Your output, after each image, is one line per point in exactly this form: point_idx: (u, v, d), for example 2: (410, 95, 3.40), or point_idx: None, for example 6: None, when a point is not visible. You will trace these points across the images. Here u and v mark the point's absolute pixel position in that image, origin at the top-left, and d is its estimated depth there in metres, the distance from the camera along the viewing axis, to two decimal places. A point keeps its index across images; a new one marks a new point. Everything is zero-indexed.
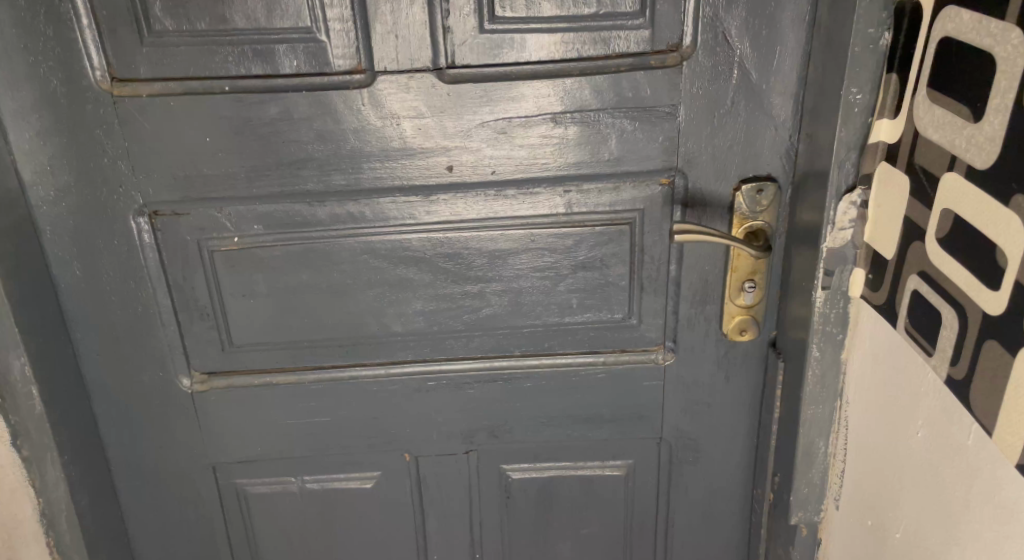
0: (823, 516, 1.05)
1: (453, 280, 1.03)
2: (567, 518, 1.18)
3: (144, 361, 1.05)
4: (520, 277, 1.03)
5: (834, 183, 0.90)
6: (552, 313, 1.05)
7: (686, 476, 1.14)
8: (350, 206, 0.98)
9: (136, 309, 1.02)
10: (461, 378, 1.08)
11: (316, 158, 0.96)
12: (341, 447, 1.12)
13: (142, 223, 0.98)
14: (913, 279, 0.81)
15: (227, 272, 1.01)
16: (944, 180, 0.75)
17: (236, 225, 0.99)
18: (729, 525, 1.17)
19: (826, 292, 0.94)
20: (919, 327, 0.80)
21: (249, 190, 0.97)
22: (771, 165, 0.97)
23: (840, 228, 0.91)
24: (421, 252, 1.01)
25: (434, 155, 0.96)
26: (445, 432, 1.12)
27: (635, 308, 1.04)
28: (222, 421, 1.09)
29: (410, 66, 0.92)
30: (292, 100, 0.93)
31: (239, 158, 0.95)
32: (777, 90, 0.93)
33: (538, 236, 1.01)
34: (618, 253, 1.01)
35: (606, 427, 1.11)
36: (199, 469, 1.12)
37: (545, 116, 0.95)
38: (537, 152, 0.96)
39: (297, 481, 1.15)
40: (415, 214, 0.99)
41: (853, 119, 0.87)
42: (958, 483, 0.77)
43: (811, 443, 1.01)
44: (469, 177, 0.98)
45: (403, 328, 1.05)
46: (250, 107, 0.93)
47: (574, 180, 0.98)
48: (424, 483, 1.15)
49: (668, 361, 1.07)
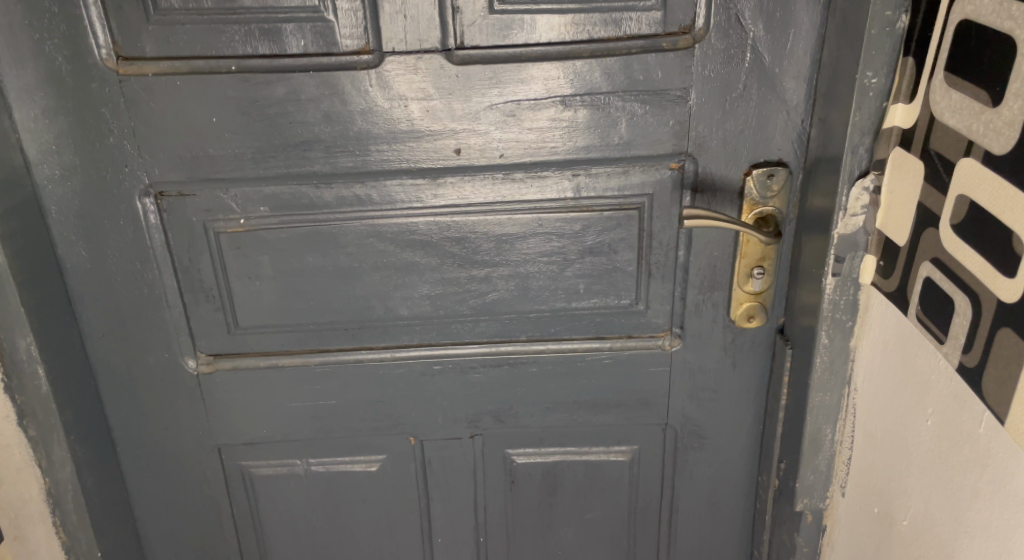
0: (828, 503, 1.04)
1: (459, 265, 1.02)
2: (571, 502, 1.18)
3: (149, 342, 1.05)
4: (527, 262, 1.02)
5: (847, 169, 0.89)
6: (559, 297, 1.04)
7: (691, 463, 1.14)
8: (356, 189, 0.98)
9: (142, 290, 1.02)
10: (467, 362, 1.08)
11: (323, 139, 0.95)
12: (345, 429, 1.11)
13: (148, 203, 0.98)
14: (926, 266, 0.81)
15: (233, 253, 1.01)
16: (960, 166, 0.75)
17: (241, 206, 0.98)
18: (733, 511, 1.17)
19: (836, 278, 0.92)
20: (931, 314, 0.80)
21: (255, 171, 0.96)
22: (782, 150, 0.96)
23: (852, 214, 0.90)
24: (428, 235, 1.00)
25: (442, 137, 0.95)
26: (450, 416, 1.11)
27: (642, 294, 1.04)
28: (228, 402, 1.09)
29: (418, 48, 0.91)
30: (298, 80, 0.92)
31: (245, 139, 0.95)
32: (790, 74, 0.92)
33: (546, 220, 1.00)
34: (626, 238, 1.01)
35: (612, 412, 1.11)
36: (204, 450, 1.12)
37: (554, 98, 0.94)
38: (546, 135, 0.95)
39: (301, 464, 1.14)
40: (421, 197, 0.98)
41: (867, 104, 0.86)
42: (968, 471, 0.76)
43: (817, 431, 1.00)
44: (477, 160, 0.97)
45: (409, 312, 1.05)
46: (256, 88, 0.92)
47: (583, 164, 0.97)
48: (429, 466, 1.15)
49: (675, 346, 1.06)
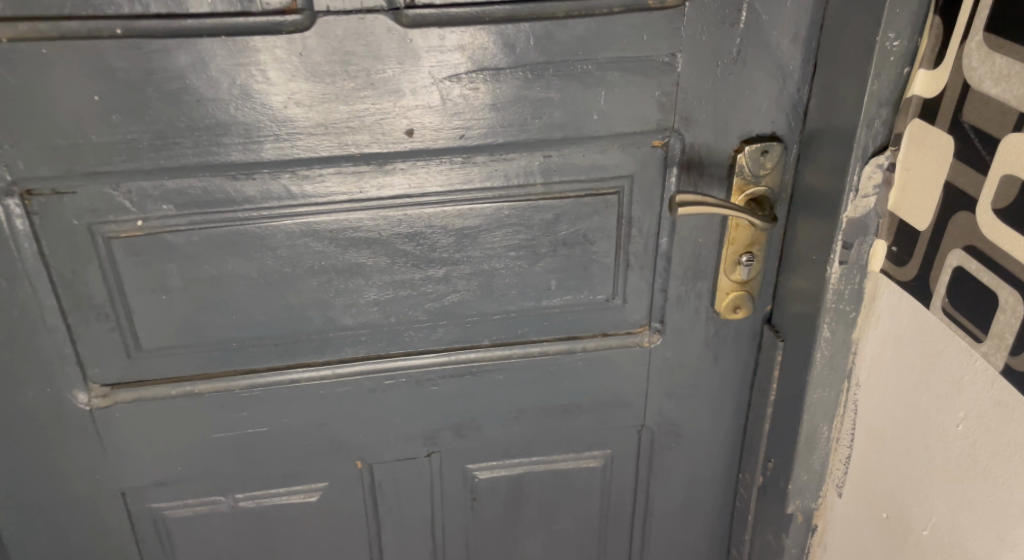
0: (821, 502, 0.97)
1: (413, 264, 0.87)
2: (538, 515, 1.06)
3: (25, 374, 0.84)
4: (491, 258, 0.88)
5: (860, 144, 0.78)
6: (527, 296, 0.91)
7: (668, 464, 1.04)
8: (285, 180, 0.80)
9: (11, 311, 0.81)
10: (422, 375, 0.93)
11: (240, 121, 0.77)
12: (279, 458, 0.95)
13: (13, 205, 0.77)
14: (957, 255, 0.72)
15: (129, 263, 0.81)
16: (1006, 143, 0.66)
17: (138, 205, 0.79)
18: (711, 510, 1.08)
19: (843, 266, 0.83)
20: (965, 309, 0.71)
21: (154, 161, 0.77)
22: (777, 122, 0.85)
23: (864, 195, 0.80)
24: (374, 232, 0.84)
25: (391, 117, 0.79)
26: (402, 435, 0.97)
27: (620, 288, 0.92)
28: (132, 439, 0.90)
29: (359, 6, 0.73)
30: (205, 47, 0.73)
31: (139, 121, 0.75)
32: (789, 36, 0.81)
33: (512, 209, 0.86)
34: (603, 226, 0.88)
35: (583, 417, 0.99)
36: (104, 495, 0.93)
37: (522, 68, 0.79)
38: (512, 111, 0.80)
39: (227, 501, 0.97)
40: (364, 188, 0.82)
41: (887, 70, 0.75)
42: (1015, 485, 0.69)
43: (813, 429, 0.91)
44: (434, 143, 0.81)
45: (353, 320, 0.89)
46: (151, 57, 0.73)
47: (555, 143, 0.83)
48: (380, 491, 1.00)
49: (654, 342, 0.95)
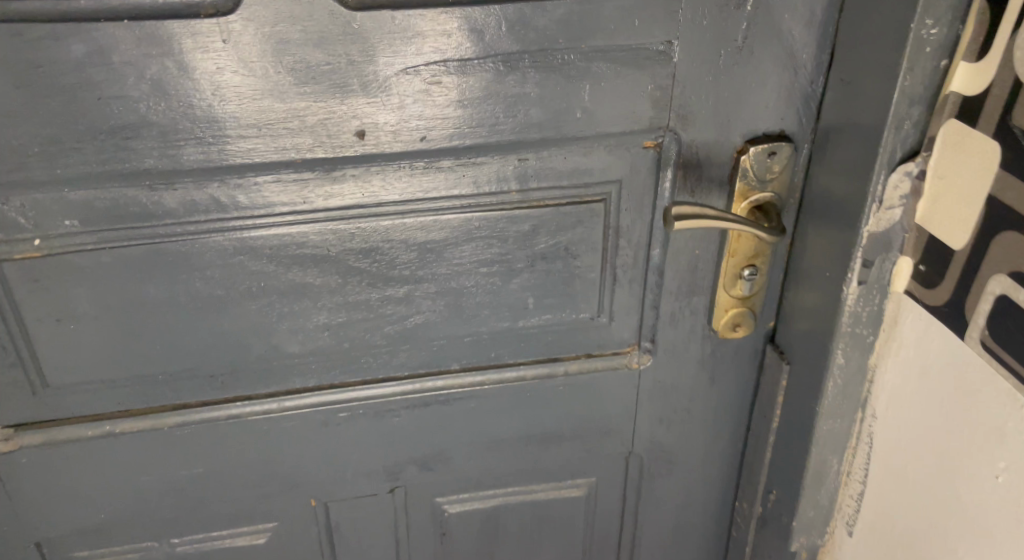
0: (827, 538, 0.87)
1: (369, 284, 0.75)
2: (515, 548, 0.96)
3: None
4: (459, 275, 0.77)
5: (887, 149, 0.68)
6: (500, 316, 0.80)
7: (658, 493, 0.94)
8: (214, 191, 0.68)
9: None
10: (382, 405, 0.82)
11: (154, 122, 0.64)
12: (221, 499, 0.84)
13: None
14: (1002, 282, 0.61)
15: (30, 289, 0.69)
16: None
17: (36, 222, 0.66)
18: (704, 539, 0.99)
19: (861, 287, 0.73)
20: (1010, 346, 0.61)
21: (51, 170, 0.64)
22: (786, 119, 0.74)
23: (888, 207, 0.70)
24: (323, 248, 0.73)
25: (337, 116, 0.67)
26: (362, 470, 0.86)
27: (605, 305, 0.81)
28: (47, 483, 0.78)
29: None
30: (106, 34, 0.60)
31: (29, 124, 0.62)
32: (803, 20, 0.69)
33: (482, 220, 0.74)
34: (587, 237, 0.77)
35: (564, 444, 0.89)
36: (18, 545, 0.82)
37: (492, 58, 0.67)
38: (481, 109, 0.69)
39: (163, 546, 0.86)
40: (309, 198, 0.70)
41: (921, 63, 0.64)
42: None
43: (822, 462, 0.82)
44: (390, 146, 0.69)
45: (300, 347, 0.77)
46: (38, 46, 0.60)
47: (532, 145, 0.71)
48: (338, 529, 0.90)
49: (644, 364, 0.85)
